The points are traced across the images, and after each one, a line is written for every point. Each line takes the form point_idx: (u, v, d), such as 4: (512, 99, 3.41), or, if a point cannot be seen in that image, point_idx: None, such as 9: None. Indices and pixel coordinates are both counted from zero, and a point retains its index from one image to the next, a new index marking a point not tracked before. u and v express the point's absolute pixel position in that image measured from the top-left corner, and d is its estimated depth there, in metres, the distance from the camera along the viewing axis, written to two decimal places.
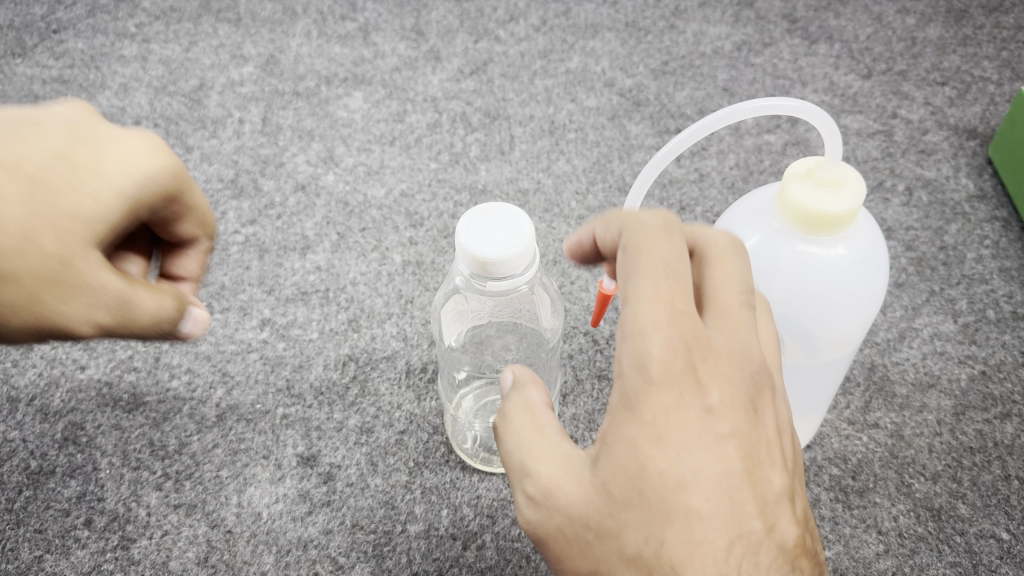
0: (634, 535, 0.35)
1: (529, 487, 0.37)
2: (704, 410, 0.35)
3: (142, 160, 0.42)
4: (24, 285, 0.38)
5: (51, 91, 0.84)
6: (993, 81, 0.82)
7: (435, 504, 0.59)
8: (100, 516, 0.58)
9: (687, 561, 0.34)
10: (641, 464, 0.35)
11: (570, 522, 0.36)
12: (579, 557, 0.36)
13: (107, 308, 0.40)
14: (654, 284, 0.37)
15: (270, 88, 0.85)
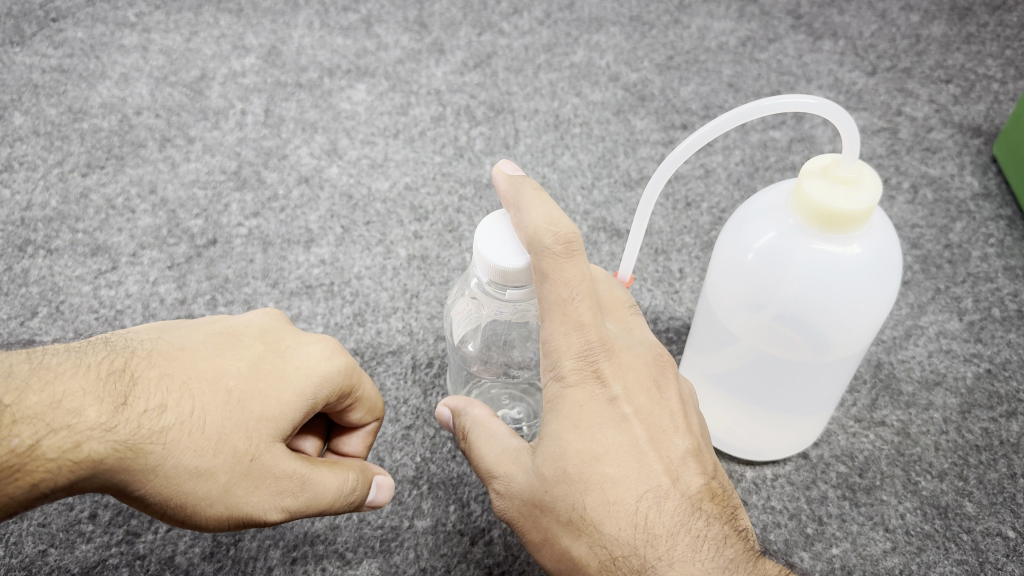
0: (566, 506, 0.42)
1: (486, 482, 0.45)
2: (609, 398, 0.44)
3: (324, 359, 0.46)
4: (216, 484, 0.43)
5: (50, 81, 0.83)
6: (997, 79, 0.83)
7: (443, 500, 0.58)
8: (104, 511, 0.58)
9: (605, 517, 0.42)
10: (561, 448, 0.43)
11: (519, 505, 0.44)
12: (532, 532, 0.44)
13: (288, 496, 0.44)
14: (555, 312, 0.45)
15: (273, 79, 0.84)
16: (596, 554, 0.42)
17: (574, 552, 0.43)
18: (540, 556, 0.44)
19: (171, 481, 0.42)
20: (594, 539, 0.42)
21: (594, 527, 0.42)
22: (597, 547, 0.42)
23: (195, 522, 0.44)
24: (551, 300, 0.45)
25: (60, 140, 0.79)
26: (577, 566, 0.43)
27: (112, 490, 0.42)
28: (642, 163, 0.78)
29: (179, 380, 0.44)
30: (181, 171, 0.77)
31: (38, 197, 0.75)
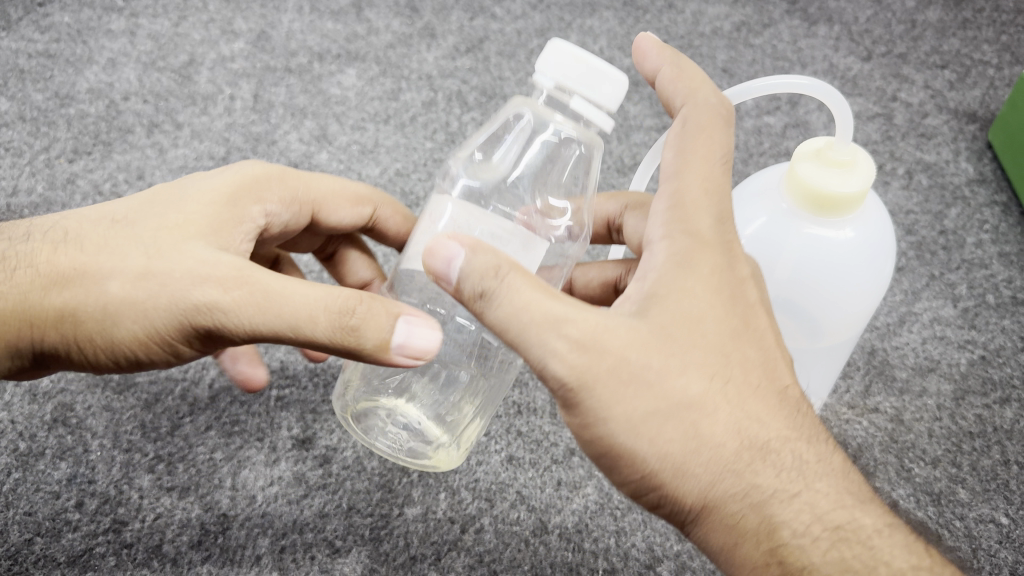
0: (688, 378, 0.38)
1: (571, 346, 0.37)
2: (743, 274, 0.41)
3: (213, 175, 0.47)
4: (211, 315, 0.41)
5: (37, 66, 0.82)
6: (992, 65, 0.82)
7: (432, 488, 0.58)
8: (91, 499, 0.57)
9: (744, 395, 0.39)
10: (699, 312, 0.39)
11: (621, 372, 0.37)
12: (632, 406, 0.38)
13: (290, 319, 0.41)
14: (694, 170, 0.42)
15: (262, 64, 0.83)
16: (718, 436, 0.38)
17: (689, 435, 0.38)
18: (632, 438, 0.38)
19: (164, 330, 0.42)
20: (723, 421, 0.38)
21: (719, 407, 0.38)
22: (723, 430, 0.38)
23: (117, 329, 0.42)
24: (697, 161, 0.42)
25: (47, 126, 0.78)
26: (688, 448, 0.38)
27: (129, 360, 0.44)
28: (636, 149, 0.77)
29: (161, 220, 0.44)
30: (168, 157, 0.76)
31: (24, 183, 0.75)
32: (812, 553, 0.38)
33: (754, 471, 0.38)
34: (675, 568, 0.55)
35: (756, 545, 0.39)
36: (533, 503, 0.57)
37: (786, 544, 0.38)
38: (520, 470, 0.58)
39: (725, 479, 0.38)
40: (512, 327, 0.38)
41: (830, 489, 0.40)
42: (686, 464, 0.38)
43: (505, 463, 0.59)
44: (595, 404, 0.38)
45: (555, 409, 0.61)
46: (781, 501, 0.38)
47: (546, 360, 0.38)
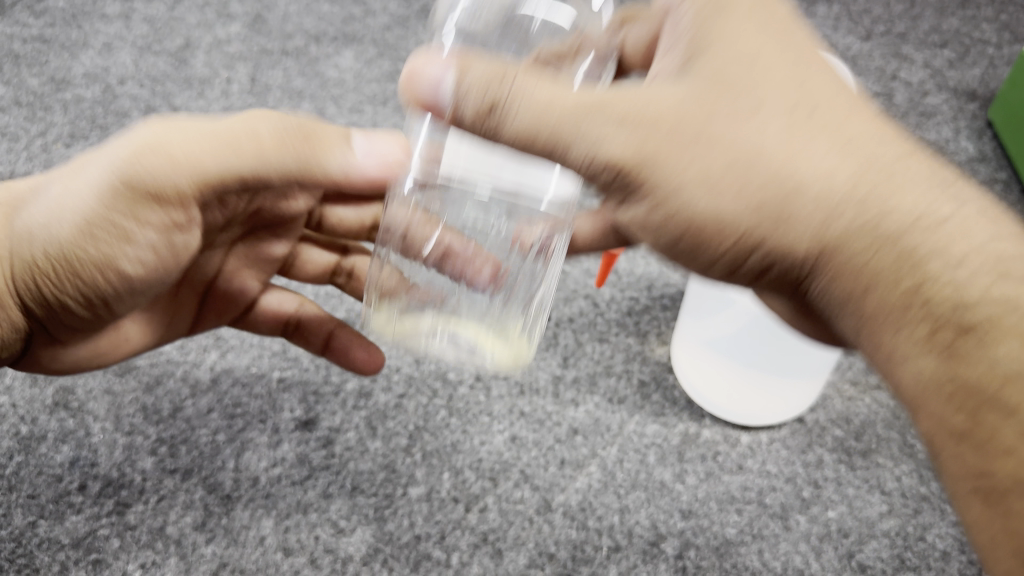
0: (768, 126, 0.35)
1: (617, 124, 0.35)
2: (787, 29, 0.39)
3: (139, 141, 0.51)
4: (173, 176, 0.39)
5: (32, 51, 0.82)
6: (992, 44, 0.82)
7: (436, 468, 0.58)
8: (94, 482, 0.57)
9: (839, 117, 0.36)
10: (750, 56, 0.37)
11: (672, 130, 0.35)
12: (690, 166, 0.35)
13: (246, 139, 0.39)
14: None
15: (259, 47, 0.82)
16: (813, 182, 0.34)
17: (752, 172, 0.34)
18: (710, 196, 0.35)
19: (121, 208, 0.40)
20: (819, 148, 0.35)
21: (810, 139, 0.35)
22: (810, 164, 0.34)
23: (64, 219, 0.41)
24: None
25: (43, 110, 0.78)
26: (778, 202, 0.34)
27: (84, 258, 0.42)
28: None
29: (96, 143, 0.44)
30: None
31: (21, 168, 0.74)
32: (966, 285, 0.33)
33: (887, 188, 0.34)
34: (680, 545, 0.54)
35: (891, 294, 0.34)
36: (537, 482, 0.57)
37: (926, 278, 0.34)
38: (524, 449, 0.58)
39: (844, 214, 0.34)
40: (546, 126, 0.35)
41: (986, 220, 0.35)
42: (772, 215, 0.35)
43: (509, 443, 0.59)
44: (654, 170, 0.35)
45: (557, 389, 0.61)
46: (926, 229, 0.34)
47: (589, 130, 0.35)
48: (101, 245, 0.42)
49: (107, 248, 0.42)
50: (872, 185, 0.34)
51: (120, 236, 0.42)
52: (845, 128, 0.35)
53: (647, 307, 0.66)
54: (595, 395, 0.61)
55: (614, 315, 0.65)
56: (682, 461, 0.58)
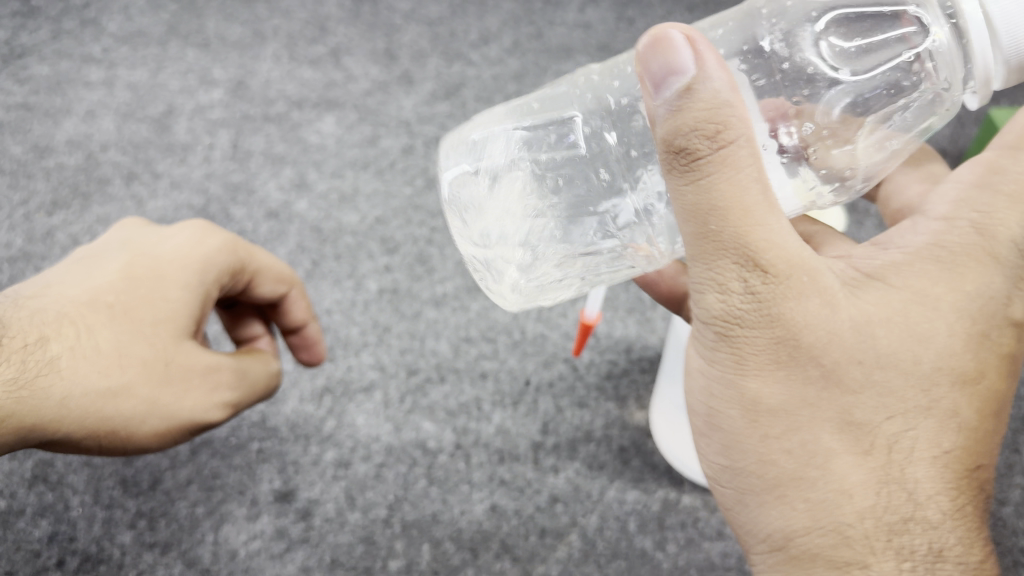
0: (868, 372, 0.36)
1: (797, 378, 0.36)
2: (854, 453, 0.36)
3: (196, 245, 0.50)
4: (108, 378, 0.45)
5: (15, 119, 0.83)
6: (960, 103, 0.82)
7: (415, 539, 0.58)
8: (72, 557, 0.58)
9: (840, 504, 0.36)
10: (780, 449, 0.37)
11: (787, 393, 0.36)
12: (770, 428, 0.36)
13: (160, 367, 0.47)
14: (728, 372, 0.37)
15: (240, 113, 0.83)
16: (845, 449, 0.36)
17: (790, 481, 0.37)
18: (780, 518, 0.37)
19: (75, 403, 0.44)
20: (856, 489, 0.36)
21: (874, 414, 0.36)
22: (894, 428, 0.36)
23: (83, 411, 0.44)
24: (773, 413, 0.37)
25: (26, 178, 0.79)
26: (816, 459, 0.36)
27: (4, 396, 0.42)
28: None
29: (152, 292, 0.48)
30: (147, 208, 0.77)
31: (4, 238, 0.75)
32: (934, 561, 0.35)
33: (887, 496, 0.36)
34: None
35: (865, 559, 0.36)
36: (517, 552, 0.58)
37: (900, 476, 0.36)
38: (504, 518, 0.59)
39: (862, 510, 0.36)
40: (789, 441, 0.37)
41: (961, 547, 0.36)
42: (798, 473, 0.36)
43: (489, 512, 0.59)
44: (816, 488, 0.36)
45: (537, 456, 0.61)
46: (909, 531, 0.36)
47: (783, 418, 0.37)
48: (37, 380, 0.44)
49: (36, 402, 0.43)
50: (871, 499, 0.36)
51: (42, 373, 0.44)
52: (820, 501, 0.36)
53: (625, 370, 0.65)
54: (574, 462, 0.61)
55: (593, 379, 0.65)
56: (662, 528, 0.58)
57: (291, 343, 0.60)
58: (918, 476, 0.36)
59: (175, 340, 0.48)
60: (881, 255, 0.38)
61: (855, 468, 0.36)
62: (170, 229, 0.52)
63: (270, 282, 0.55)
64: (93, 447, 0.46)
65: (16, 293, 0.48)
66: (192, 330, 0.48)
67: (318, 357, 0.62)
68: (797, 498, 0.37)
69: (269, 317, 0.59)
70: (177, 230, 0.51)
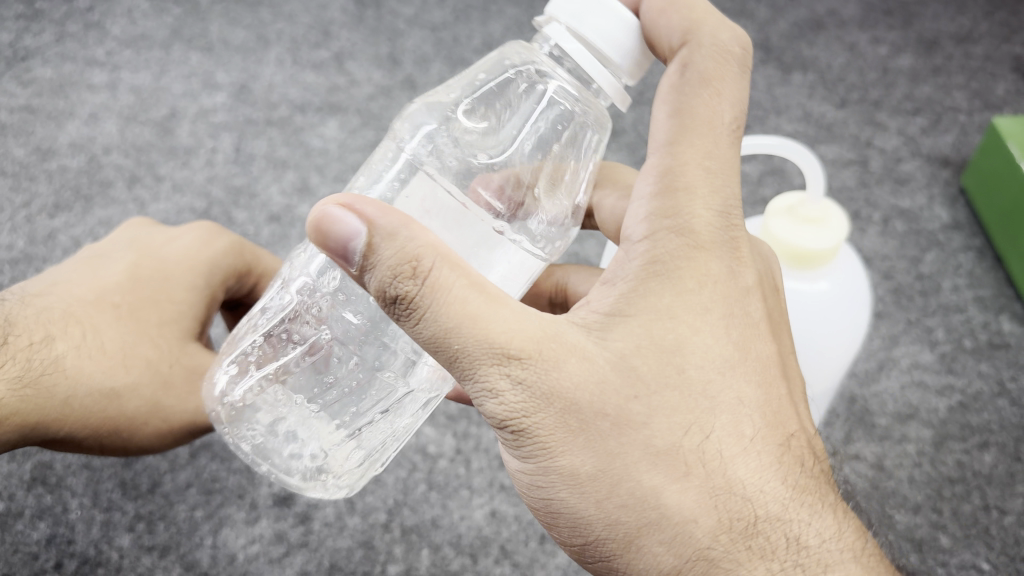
0: (723, 333, 0.39)
1: (666, 335, 0.38)
2: (634, 401, 0.37)
3: (204, 248, 0.50)
4: (113, 378, 0.45)
5: (19, 121, 0.83)
6: (963, 111, 0.82)
7: (415, 544, 0.58)
8: (70, 560, 0.57)
9: (643, 478, 0.37)
10: (603, 443, 0.37)
11: (648, 350, 0.38)
12: (579, 391, 0.36)
13: (165, 369, 0.47)
14: (485, 306, 0.36)
15: (243, 117, 0.83)
16: (642, 417, 0.37)
17: (605, 447, 0.37)
18: (661, 544, 0.37)
19: (79, 403, 0.44)
20: (733, 460, 0.37)
21: (674, 415, 0.37)
22: (746, 391, 0.38)
23: (86, 411, 0.45)
24: (554, 390, 0.36)
25: (28, 180, 0.79)
26: (699, 400, 0.38)
27: (9, 394, 0.43)
28: None
29: (159, 293, 0.48)
30: (149, 211, 0.77)
31: (5, 239, 0.75)
32: (759, 496, 0.37)
33: (759, 459, 0.38)
34: None
35: (723, 551, 0.37)
36: (517, 558, 0.58)
37: (712, 457, 0.37)
38: (504, 524, 0.59)
39: (742, 476, 0.37)
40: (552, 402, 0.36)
41: (705, 515, 0.37)
42: (621, 479, 0.37)
43: (489, 518, 0.59)
44: (615, 468, 0.37)
45: None
46: (720, 472, 0.37)
47: (556, 366, 0.36)
48: (42, 380, 0.44)
49: (39, 401, 0.44)
50: (686, 461, 0.37)
51: (48, 371, 0.44)
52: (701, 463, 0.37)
53: None
54: None
55: None
56: None
57: None
58: (733, 462, 0.37)
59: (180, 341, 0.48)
60: (614, 292, 0.39)
61: (670, 454, 0.37)
62: (178, 230, 0.52)
63: None
64: (95, 447, 0.47)
65: (22, 289, 0.48)
66: (198, 331, 0.48)
67: None
68: (656, 519, 0.37)
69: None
70: (184, 232, 0.52)
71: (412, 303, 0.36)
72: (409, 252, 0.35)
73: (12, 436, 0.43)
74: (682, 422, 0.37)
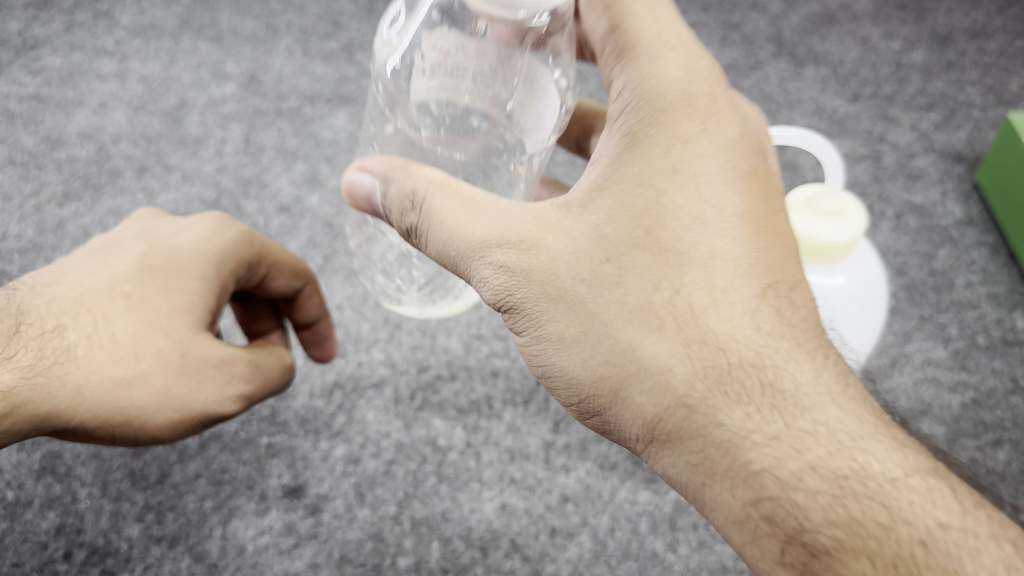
0: (706, 190, 0.38)
1: (642, 198, 0.38)
2: (600, 263, 0.37)
3: (215, 236, 0.50)
4: (124, 367, 0.45)
5: (28, 110, 0.82)
6: (977, 107, 0.81)
7: (425, 537, 0.58)
8: (79, 550, 0.57)
9: (620, 332, 0.36)
10: (578, 305, 0.37)
11: (618, 216, 0.38)
12: (553, 260, 0.38)
13: (176, 358, 0.46)
14: (462, 208, 0.39)
15: (253, 108, 0.83)
16: (611, 278, 0.37)
17: (582, 308, 0.37)
18: (645, 400, 0.36)
19: (90, 391, 0.44)
20: (707, 310, 0.36)
21: (646, 273, 0.37)
22: (723, 242, 0.37)
23: (97, 398, 0.44)
24: (528, 262, 0.38)
25: (37, 169, 0.78)
26: (673, 259, 0.37)
27: (19, 383, 0.43)
28: None
29: (169, 281, 0.48)
30: (158, 201, 0.76)
31: (14, 228, 0.75)
32: (738, 346, 0.36)
33: (741, 308, 0.36)
34: None
35: (702, 402, 0.35)
36: (527, 552, 0.57)
37: (688, 309, 0.36)
38: (514, 517, 0.59)
39: (718, 321, 0.36)
40: (527, 273, 0.38)
41: (681, 364, 0.36)
42: (600, 342, 0.37)
43: (499, 511, 0.59)
44: (591, 329, 0.37)
45: (548, 455, 0.61)
46: (694, 324, 0.36)
47: (526, 245, 0.38)
48: (53, 369, 0.44)
49: (51, 390, 0.44)
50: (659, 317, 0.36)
51: (59, 361, 0.44)
52: (677, 317, 0.36)
53: None
54: (585, 462, 0.60)
55: None
56: (674, 530, 0.58)
57: (304, 339, 0.60)
58: (710, 310, 0.36)
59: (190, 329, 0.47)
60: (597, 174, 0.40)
61: (641, 307, 0.36)
62: (188, 219, 0.51)
63: (285, 276, 0.56)
64: (107, 437, 0.46)
65: (33, 280, 0.48)
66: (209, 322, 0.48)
67: (329, 353, 0.62)
68: (636, 378, 0.36)
69: (283, 314, 0.60)
70: (195, 222, 0.51)
71: (415, 219, 0.40)
72: (408, 187, 0.40)
73: (23, 425, 0.43)
74: (654, 279, 0.37)
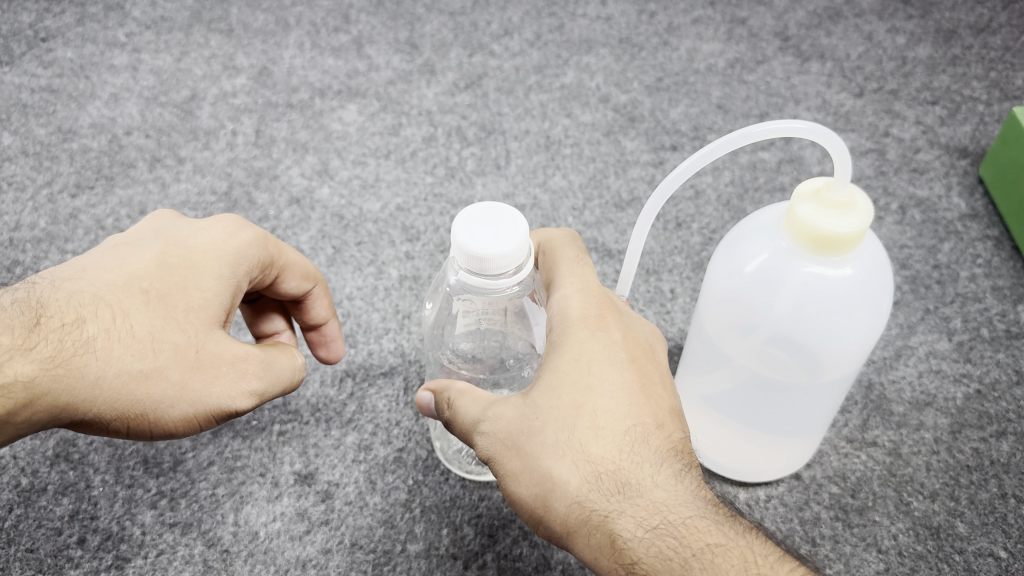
0: (606, 364, 0.45)
1: (560, 371, 0.44)
2: (536, 424, 0.43)
3: (230, 238, 0.51)
4: (141, 361, 0.46)
5: (40, 101, 0.83)
6: (982, 101, 0.82)
7: (435, 523, 0.59)
8: (93, 535, 0.58)
9: (554, 477, 0.43)
10: (522, 459, 0.43)
11: (553, 388, 0.44)
12: (507, 425, 0.44)
13: (191, 354, 0.47)
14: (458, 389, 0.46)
15: (263, 99, 0.84)
16: (546, 436, 0.43)
17: (527, 462, 0.43)
18: (578, 536, 0.42)
19: (108, 383, 0.45)
20: (619, 458, 0.43)
21: (573, 428, 0.43)
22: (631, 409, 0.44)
23: (114, 391, 0.45)
24: (488, 424, 0.44)
25: (50, 160, 0.79)
26: (596, 422, 0.43)
27: (40, 373, 0.44)
28: (633, 183, 0.78)
29: (186, 281, 0.48)
30: (171, 192, 0.77)
31: (26, 218, 0.75)
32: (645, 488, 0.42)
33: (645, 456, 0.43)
34: None
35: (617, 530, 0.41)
36: (536, 538, 0.58)
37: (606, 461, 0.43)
38: None
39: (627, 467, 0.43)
40: (489, 435, 0.44)
41: (600, 498, 0.42)
42: (541, 488, 0.43)
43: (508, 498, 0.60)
44: (533, 475, 0.43)
45: None
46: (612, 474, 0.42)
47: (487, 413, 0.45)
48: (73, 360, 0.45)
49: (69, 381, 0.44)
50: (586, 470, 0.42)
51: (78, 352, 0.45)
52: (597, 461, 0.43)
53: None
54: None
55: None
56: None
57: (311, 339, 0.61)
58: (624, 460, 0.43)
59: (204, 330, 0.48)
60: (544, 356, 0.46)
61: (569, 460, 0.43)
62: (204, 219, 0.52)
63: (296, 278, 0.56)
64: (122, 428, 0.47)
65: (52, 273, 0.49)
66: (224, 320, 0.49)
67: (334, 356, 0.63)
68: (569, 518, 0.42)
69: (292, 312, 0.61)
70: (212, 222, 0.51)
71: (444, 412, 0.47)
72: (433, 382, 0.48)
73: (41, 415, 0.44)
74: (581, 436, 0.43)
